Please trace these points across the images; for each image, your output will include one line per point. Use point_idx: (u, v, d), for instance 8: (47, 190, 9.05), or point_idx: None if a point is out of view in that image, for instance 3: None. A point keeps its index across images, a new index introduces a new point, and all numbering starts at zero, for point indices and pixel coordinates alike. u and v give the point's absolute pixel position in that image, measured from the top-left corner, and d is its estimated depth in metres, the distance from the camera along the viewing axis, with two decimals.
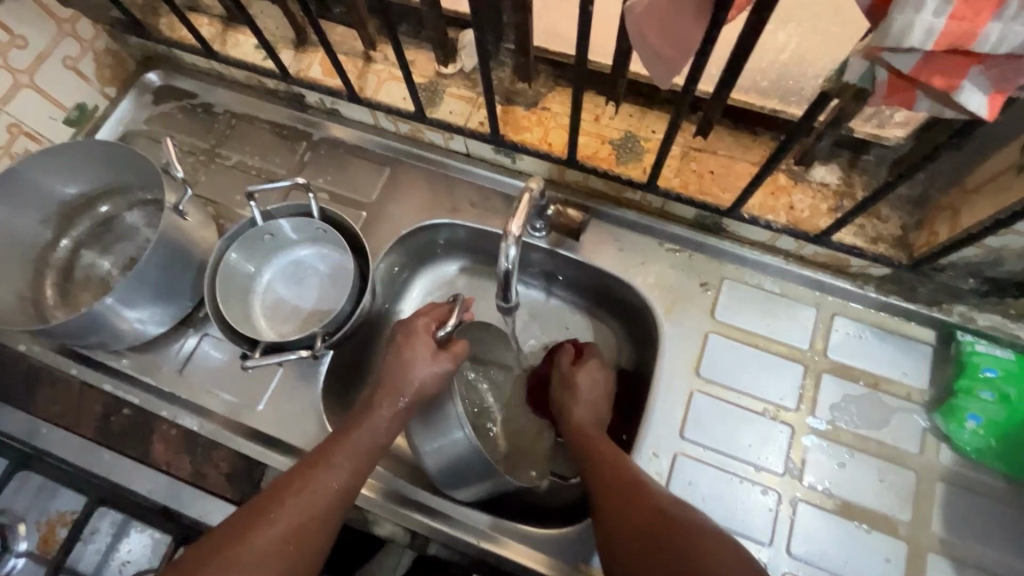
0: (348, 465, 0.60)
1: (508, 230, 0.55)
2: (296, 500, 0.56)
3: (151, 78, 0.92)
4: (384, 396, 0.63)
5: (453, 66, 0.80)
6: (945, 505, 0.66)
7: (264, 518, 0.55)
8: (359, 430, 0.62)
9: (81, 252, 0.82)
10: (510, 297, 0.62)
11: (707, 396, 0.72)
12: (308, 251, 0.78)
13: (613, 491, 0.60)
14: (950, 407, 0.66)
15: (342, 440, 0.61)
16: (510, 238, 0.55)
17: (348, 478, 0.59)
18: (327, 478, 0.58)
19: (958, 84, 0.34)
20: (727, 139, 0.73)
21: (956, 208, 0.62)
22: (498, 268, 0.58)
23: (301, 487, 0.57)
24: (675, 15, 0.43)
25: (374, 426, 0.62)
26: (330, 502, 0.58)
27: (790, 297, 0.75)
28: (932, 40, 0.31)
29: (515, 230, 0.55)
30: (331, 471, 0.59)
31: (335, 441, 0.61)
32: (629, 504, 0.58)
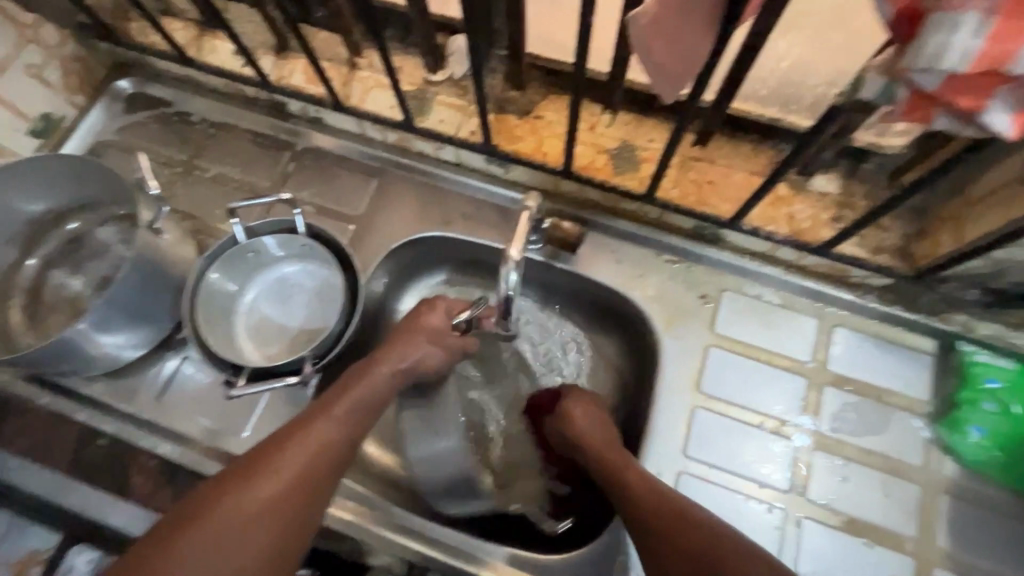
0: (350, 419, 0.58)
1: (508, 254, 0.53)
2: (299, 446, 0.54)
3: (123, 85, 0.87)
4: (386, 355, 0.63)
5: (442, 73, 0.77)
6: (950, 519, 0.65)
7: (267, 461, 0.53)
8: (360, 381, 0.61)
9: (50, 271, 0.77)
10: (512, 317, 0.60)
11: (709, 411, 0.70)
12: (293, 267, 0.75)
13: (653, 521, 0.56)
14: (954, 419, 0.66)
15: (344, 395, 0.59)
16: (510, 261, 0.53)
17: (350, 430, 0.58)
18: (328, 427, 0.57)
19: (986, 104, 0.33)
20: (725, 148, 0.72)
21: (960, 219, 0.61)
22: (499, 293, 0.55)
23: (304, 438, 0.55)
24: (683, 27, 0.41)
25: (373, 382, 0.61)
26: (333, 453, 0.56)
27: (790, 308, 0.74)
28: (966, 62, 0.29)
29: (514, 253, 0.53)
30: (333, 420, 0.57)
31: (336, 393, 0.59)
32: (677, 532, 0.55)
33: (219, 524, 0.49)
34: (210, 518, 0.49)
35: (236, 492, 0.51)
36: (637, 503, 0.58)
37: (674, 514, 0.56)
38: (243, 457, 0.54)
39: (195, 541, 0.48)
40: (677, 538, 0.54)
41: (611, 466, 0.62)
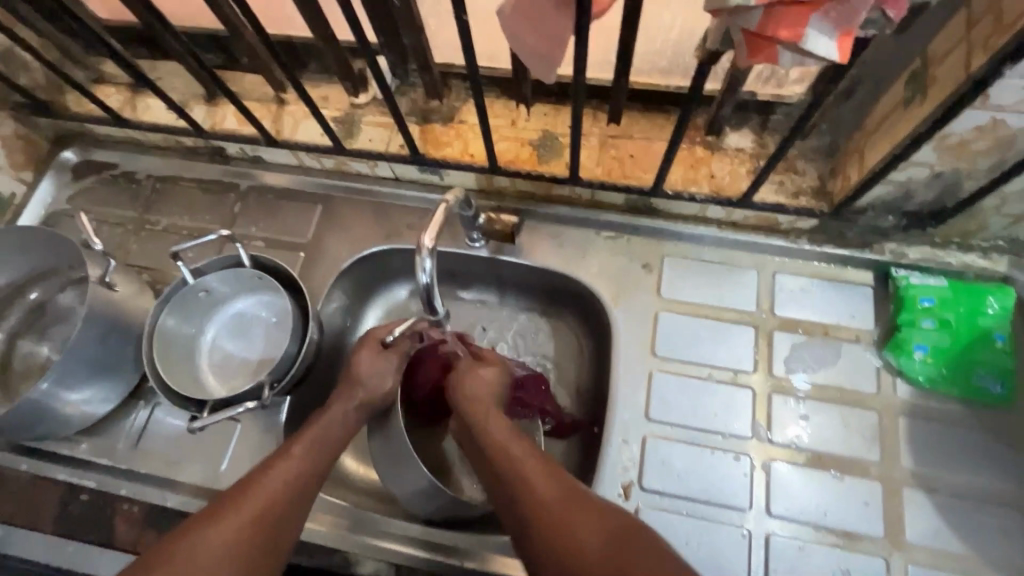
0: (311, 455, 0.60)
1: (421, 243, 0.55)
2: (266, 485, 0.56)
3: (67, 155, 0.90)
4: (338, 397, 0.66)
5: (365, 95, 0.81)
6: (910, 438, 0.67)
7: (234, 501, 0.54)
8: (314, 425, 0.63)
9: (17, 341, 0.79)
10: (438, 310, 0.62)
11: (666, 372, 0.72)
12: (248, 301, 0.77)
13: (559, 515, 0.51)
14: (897, 341, 0.68)
15: (299, 441, 0.61)
16: (424, 251, 0.56)
17: (310, 468, 0.59)
18: (290, 465, 0.58)
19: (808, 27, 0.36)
20: (640, 122, 0.75)
21: (862, 150, 0.64)
22: (418, 283, 0.57)
23: (261, 483, 0.56)
24: (539, 8, 0.44)
25: (331, 420, 0.63)
26: (293, 491, 0.57)
27: (729, 264, 0.76)
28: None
29: (429, 241, 0.56)
30: (290, 460, 0.59)
31: (298, 434, 0.62)
32: (575, 527, 0.51)
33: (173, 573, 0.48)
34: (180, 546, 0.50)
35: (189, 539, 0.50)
36: (541, 497, 0.53)
37: (579, 508, 0.52)
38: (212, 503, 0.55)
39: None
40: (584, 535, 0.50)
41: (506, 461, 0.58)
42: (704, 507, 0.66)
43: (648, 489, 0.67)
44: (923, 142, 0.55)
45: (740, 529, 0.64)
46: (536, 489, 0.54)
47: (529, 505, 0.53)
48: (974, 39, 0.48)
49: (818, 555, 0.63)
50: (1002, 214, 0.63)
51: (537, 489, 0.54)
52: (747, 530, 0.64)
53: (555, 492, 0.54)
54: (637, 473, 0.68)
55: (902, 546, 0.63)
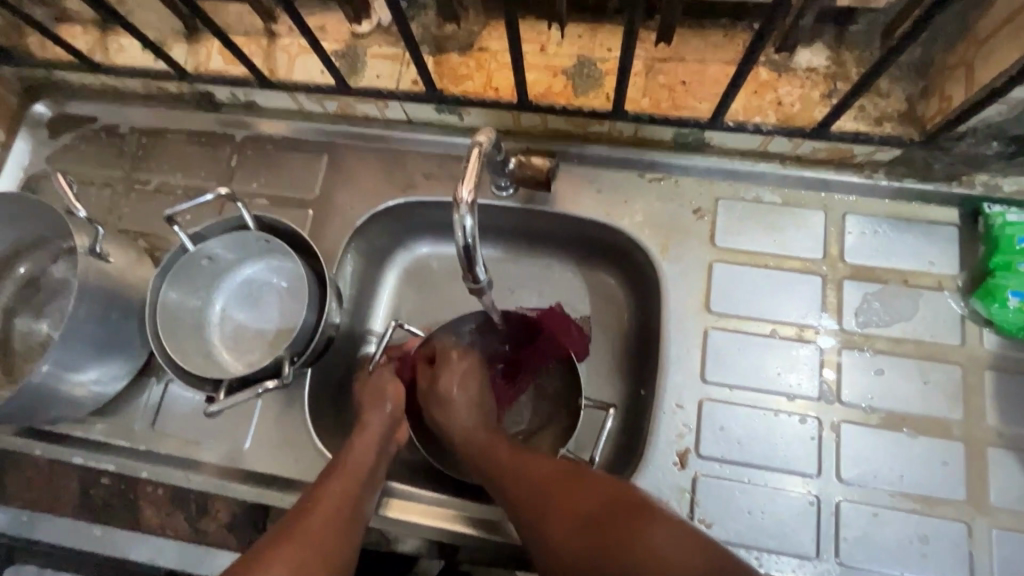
0: (356, 474, 0.57)
1: (460, 197, 0.48)
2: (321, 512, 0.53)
3: (40, 110, 0.81)
4: (372, 405, 0.64)
5: (368, 23, 0.69)
6: (997, 394, 0.60)
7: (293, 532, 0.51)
8: (358, 447, 0.59)
9: (14, 319, 0.74)
10: (481, 276, 0.53)
11: (723, 330, 0.65)
12: (257, 266, 0.70)
13: (543, 494, 0.52)
14: (987, 288, 0.60)
15: (342, 465, 0.57)
16: (463, 206, 0.48)
17: (361, 489, 0.57)
18: (340, 483, 0.56)
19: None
20: (693, 41, 0.64)
21: (971, 63, 0.54)
22: (456, 244, 0.49)
23: (321, 505, 0.54)
24: None
25: (372, 433, 0.61)
26: (347, 508, 0.55)
27: (792, 205, 0.67)
28: None
29: (468, 195, 0.48)
30: (340, 479, 0.56)
31: (340, 456, 0.59)
32: (560, 500, 0.51)
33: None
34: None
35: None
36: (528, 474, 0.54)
37: (569, 483, 0.52)
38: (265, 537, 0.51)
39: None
40: (575, 502, 0.50)
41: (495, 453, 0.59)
42: (766, 474, 0.61)
43: (705, 456, 0.62)
44: None
45: (807, 496, 0.60)
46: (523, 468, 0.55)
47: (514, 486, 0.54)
48: None
49: (893, 522, 0.58)
50: None
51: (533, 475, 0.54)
52: (813, 497, 0.60)
53: (545, 468, 0.54)
54: (693, 440, 0.62)
55: (986, 510, 0.58)
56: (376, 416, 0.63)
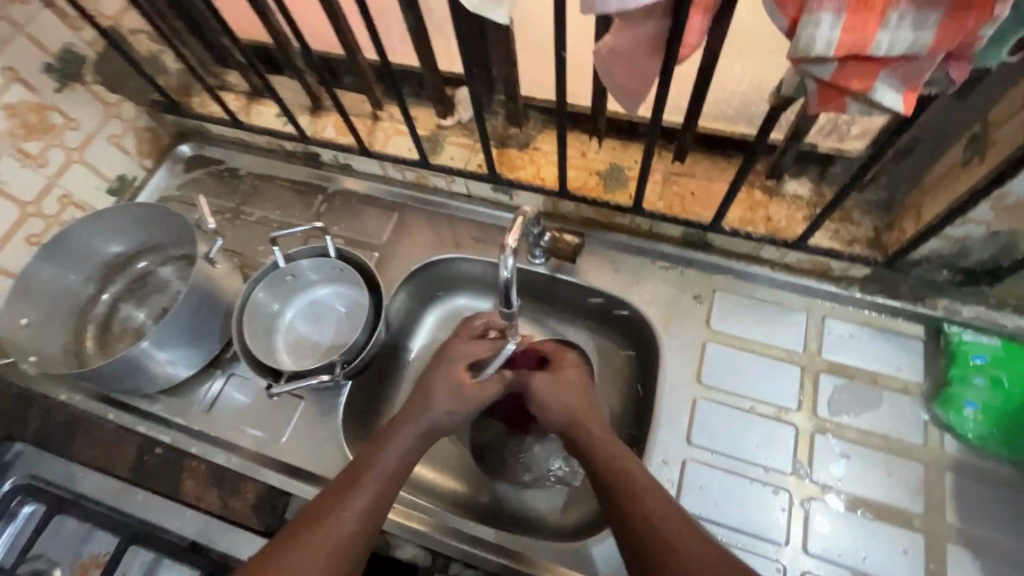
0: (415, 431, 0.67)
1: (506, 243, 0.60)
2: (379, 468, 0.64)
3: (183, 149, 1.02)
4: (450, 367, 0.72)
5: (451, 118, 0.89)
6: (956, 495, 0.66)
7: (354, 482, 0.62)
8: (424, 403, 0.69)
9: (119, 305, 0.88)
10: (513, 303, 0.64)
11: (710, 401, 0.74)
12: (326, 290, 0.84)
13: (634, 493, 0.59)
14: (947, 396, 0.69)
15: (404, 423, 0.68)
16: (507, 250, 0.60)
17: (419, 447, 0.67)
18: (404, 438, 0.66)
19: (874, 39, 0.35)
20: (704, 164, 0.80)
21: (919, 206, 0.66)
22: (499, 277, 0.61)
23: (382, 459, 0.64)
24: (631, 49, 0.49)
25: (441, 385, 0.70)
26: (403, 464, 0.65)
27: (780, 304, 0.79)
28: (832, 49, 0.36)
29: (512, 241, 0.60)
30: (401, 439, 0.66)
31: (405, 411, 0.69)
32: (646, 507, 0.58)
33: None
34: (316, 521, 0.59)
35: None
36: (624, 483, 0.60)
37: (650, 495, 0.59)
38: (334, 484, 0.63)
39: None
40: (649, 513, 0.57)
41: (590, 433, 0.66)
42: (739, 536, 0.67)
43: None
44: (983, 197, 0.57)
45: (774, 563, 0.65)
46: (619, 468, 0.62)
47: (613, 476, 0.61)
48: None
49: None
50: None
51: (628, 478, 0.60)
52: (780, 564, 0.65)
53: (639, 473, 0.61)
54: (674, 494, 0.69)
55: None
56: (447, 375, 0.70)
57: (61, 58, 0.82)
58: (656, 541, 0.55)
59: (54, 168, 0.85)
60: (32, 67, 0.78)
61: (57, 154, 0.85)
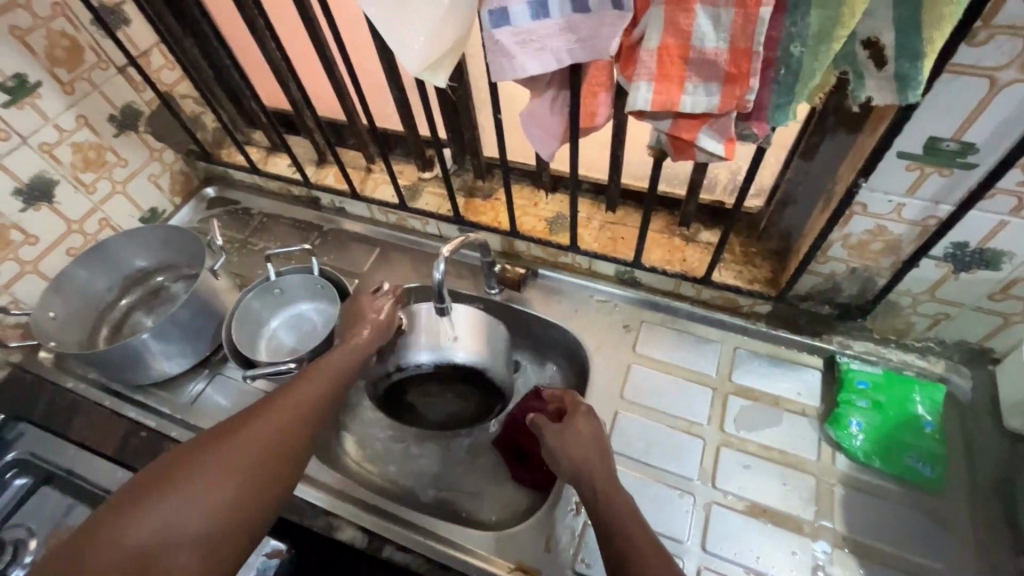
0: (322, 384, 0.69)
1: (441, 251, 0.73)
2: (285, 403, 0.65)
3: (209, 191, 1.22)
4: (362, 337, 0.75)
5: (430, 172, 1.07)
6: (844, 505, 0.73)
7: (262, 413, 0.63)
8: (335, 358, 0.72)
9: (132, 313, 1.03)
10: (445, 300, 0.77)
11: (630, 414, 0.83)
12: (308, 305, 0.98)
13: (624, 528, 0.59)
14: (835, 416, 0.78)
15: (312, 374, 0.69)
16: (441, 256, 0.73)
17: (322, 397, 0.68)
18: (311, 385, 0.68)
19: (680, 99, 0.51)
20: (633, 215, 0.96)
21: (799, 248, 0.80)
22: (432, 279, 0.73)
23: (289, 396, 0.66)
24: (539, 111, 0.66)
25: (351, 351, 0.73)
26: (310, 409, 0.66)
27: (698, 335, 0.90)
28: (648, 104, 0.51)
29: (446, 250, 0.73)
30: (310, 384, 0.68)
31: (314, 367, 0.70)
32: (637, 540, 0.57)
33: (144, 534, 0.51)
34: (221, 441, 0.59)
35: (154, 503, 0.53)
36: (613, 508, 0.61)
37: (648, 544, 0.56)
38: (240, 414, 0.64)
39: (115, 548, 0.50)
40: (638, 543, 0.57)
41: (598, 471, 0.65)
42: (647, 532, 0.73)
43: None
44: (832, 236, 0.70)
45: (675, 558, 0.71)
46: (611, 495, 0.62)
47: (607, 511, 0.61)
48: (853, 158, 0.65)
49: None
50: (920, 314, 0.76)
51: (620, 508, 0.61)
52: (681, 559, 0.71)
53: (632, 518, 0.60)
54: None
55: None
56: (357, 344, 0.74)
57: (124, 111, 1.02)
58: (646, 561, 0.54)
59: (101, 196, 1.02)
60: (101, 116, 0.99)
61: (106, 185, 1.03)
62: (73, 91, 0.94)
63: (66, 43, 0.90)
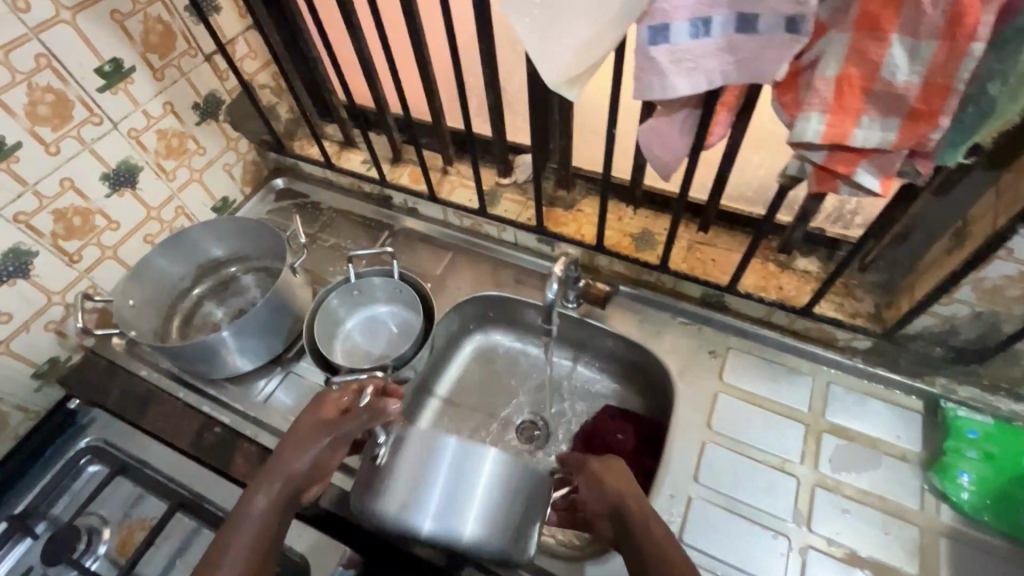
0: (251, 544, 0.60)
1: (552, 271, 0.72)
2: None
3: (278, 182, 1.20)
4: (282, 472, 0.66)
5: (509, 178, 1.04)
6: (951, 560, 0.70)
7: None
8: (259, 509, 0.63)
9: (202, 303, 1.02)
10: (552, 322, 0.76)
11: (719, 445, 0.80)
12: (384, 308, 0.97)
13: None
14: (942, 465, 0.74)
15: (240, 535, 0.61)
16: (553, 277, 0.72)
17: (255, 558, 0.60)
18: (242, 550, 0.60)
19: (852, 133, 0.48)
20: (724, 236, 0.92)
21: (913, 286, 0.76)
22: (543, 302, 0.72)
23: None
24: (667, 129, 0.63)
25: (273, 489, 0.64)
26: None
27: (788, 366, 0.87)
28: (819, 137, 0.49)
29: (559, 270, 0.72)
30: (237, 549, 0.59)
31: (232, 525, 0.61)
32: None
33: None
34: None
35: None
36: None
37: None
38: None
39: None
40: None
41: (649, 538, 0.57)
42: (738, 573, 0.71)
43: (687, 543, 0.73)
44: (965, 278, 0.66)
45: None
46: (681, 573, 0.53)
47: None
48: (1003, 199, 0.61)
49: None
50: None
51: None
52: None
53: None
54: (679, 526, 0.74)
55: None
56: (262, 486, 0.64)
57: (206, 99, 1.01)
58: None
59: (179, 183, 1.01)
60: (185, 103, 0.97)
61: (184, 173, 1.02)
62: (163, 77, 0.92)
63: (161, 28, 0.89)
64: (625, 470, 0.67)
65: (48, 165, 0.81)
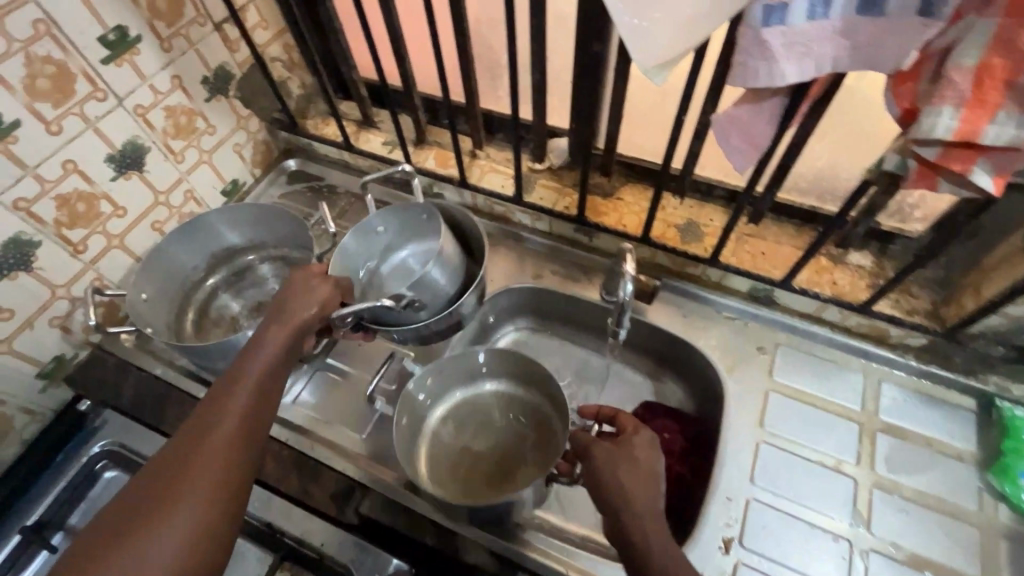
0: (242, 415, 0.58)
1: (625, 269, 0.72)
2: (211, 455, 0.54)
3: (289, 163, 1.12)
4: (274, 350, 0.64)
5: (543, 164, 0.99)
6: (1011, 561, 0.69)
7: (178, 481, 0.52)
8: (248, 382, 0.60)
9: (216, 295, 0.95)
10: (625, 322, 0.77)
11: (773, 446, 0.78)
12: (410, 247, 0.90)
13: None
14: (1002, 466, 0.72)
15: (228, 406, 0.58)
16: (626, 274, 0.72)
17: (249, 428, 0.57)
18: (232, 420, 0.57)
19: (984, 130, 0.44)
20: (774, 228, 0.88)
21: (978, 283, 0.74)
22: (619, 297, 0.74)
23: (210, 443, 0.54)
24: (752, 120, 0.58)
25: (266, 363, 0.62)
26: (231, 452, 0.55)
27: (838, 363, 0.85)
28: (950, 135, 0.45)
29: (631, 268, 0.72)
30: (227, 419, 0.57)
31: (217, 400, 0.58)
32: None
33: None
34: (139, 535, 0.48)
35: None
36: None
37: None
38: (151, 487, 0.52)
39: None
40: None
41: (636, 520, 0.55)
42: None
43: (747, 548, 0.72)
44: None
45: None
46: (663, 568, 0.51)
47: None
48: None
49: None
50: None
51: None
52: None
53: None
54: (738, 530, 0.73)
55: None
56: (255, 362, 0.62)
57: (215, 73, 0.92)
58: None
59: (188, 166, 0.93)
60: (194, 77, 0.89)
61: (193, 155, 0.94)
62: (171, 48, 0.83)
63: None
64: (656, 454, 0.61)
65: (50, 146, 0.73)
